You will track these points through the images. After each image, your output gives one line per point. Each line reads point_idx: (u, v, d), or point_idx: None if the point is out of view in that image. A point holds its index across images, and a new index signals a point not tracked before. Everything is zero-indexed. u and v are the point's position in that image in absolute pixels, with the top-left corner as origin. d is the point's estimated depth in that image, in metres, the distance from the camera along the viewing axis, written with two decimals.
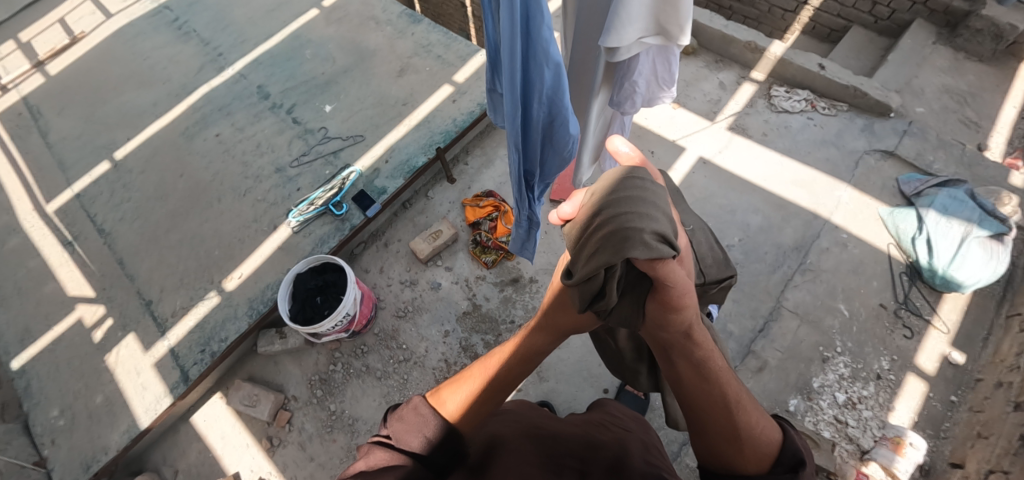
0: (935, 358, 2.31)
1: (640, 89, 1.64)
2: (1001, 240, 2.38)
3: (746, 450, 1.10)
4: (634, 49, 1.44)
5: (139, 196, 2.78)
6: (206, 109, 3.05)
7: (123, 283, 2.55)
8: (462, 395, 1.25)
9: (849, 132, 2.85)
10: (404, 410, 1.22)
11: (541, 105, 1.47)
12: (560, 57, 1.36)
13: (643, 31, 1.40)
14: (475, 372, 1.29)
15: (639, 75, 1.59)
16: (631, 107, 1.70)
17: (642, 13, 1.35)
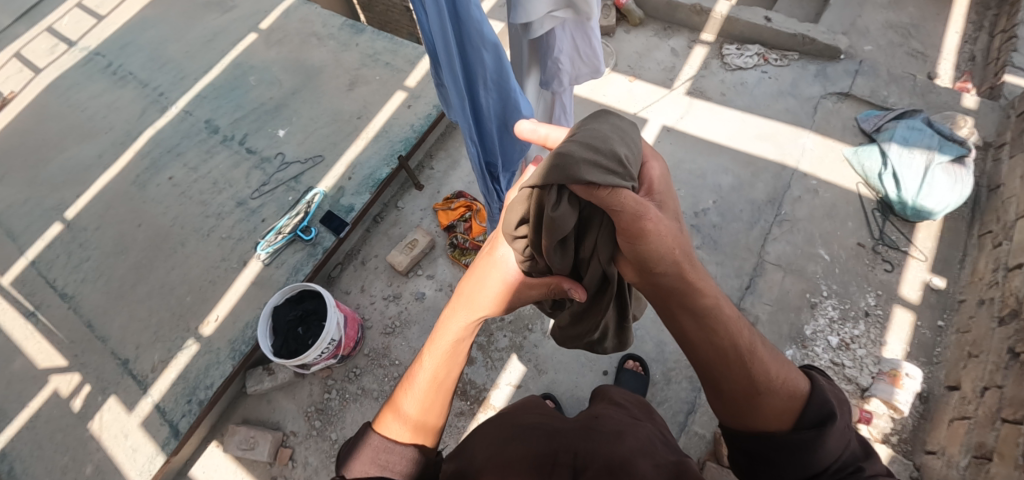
0: (917, 286, 2.35)
1: (564, 66, 1.62)
2: (962, 162, 2.43)
3: (767, 409, 1.10)
4: (546, 24, 1.40)
5: (98, 253, 2.66)
6: (155, 153, 2.94)
7: (96, 346, 2.44)
8: (410, 414, 1.26)
9: (803, 79, 2.88)
10: (356, 445, 1.24)
11: (489, 92, 1.44)
12: (497, 36, 1.33)
13: (552, 4, 1.35)
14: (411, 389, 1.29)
15: (560, 51, 1.56)
16: (559, 86, 1.69)
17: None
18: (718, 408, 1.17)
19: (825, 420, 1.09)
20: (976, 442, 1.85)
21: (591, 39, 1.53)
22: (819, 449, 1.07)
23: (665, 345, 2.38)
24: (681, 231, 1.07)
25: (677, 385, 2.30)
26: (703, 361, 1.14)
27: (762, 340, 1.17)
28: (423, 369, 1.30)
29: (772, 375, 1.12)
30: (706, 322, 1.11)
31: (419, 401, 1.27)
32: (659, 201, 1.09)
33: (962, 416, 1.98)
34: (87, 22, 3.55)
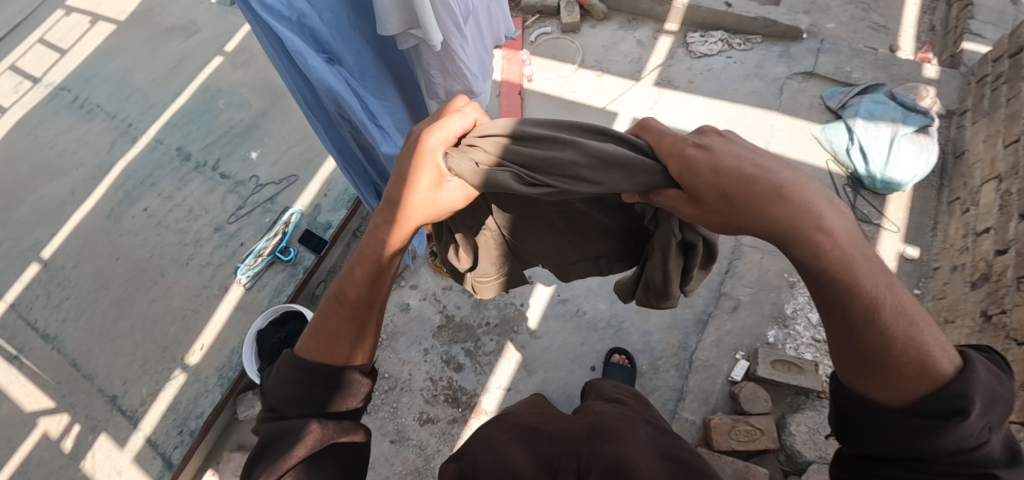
0: (892, 257, 2.39)
1: (439, 84, 1.38)
2: (926, 132, 2.47)
3: (882, 377, 0.88)
4: (409, 40, 1.21)
5: (78, 290, 2.61)
6: (128, 185, 2.87)
7: (82, 384, 2.41)
8: (349, 341, 1.14)
9: (768, 60, 2.88)
10: (293, 377, 1.13)
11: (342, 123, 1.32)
12: (332, 80, 1.15)
13: (404, 22, 1.15)
14: (348, 311, 1.13)
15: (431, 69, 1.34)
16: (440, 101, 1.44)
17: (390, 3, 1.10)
18: (838, 365, 0.93)
19: (955, 413, 0.84)
20: None
21: (458, 57, 1.29)
22: (938, 439, 0.83)
23: (651, 335, 2.40)
24: (728, 206, 0.90)
25: (665, 373, 2.32)
26: (820, 308, 0.92)
27: (913, 298, 0.89)
28: (355, 286, 1.12)
29: (893, 344, 0.86)
30: (809, 273, 0.88)
31: (354, 326, 1.13)
32: (694, 187, 0.93)
33: None
34: (50, 57, 3.50)
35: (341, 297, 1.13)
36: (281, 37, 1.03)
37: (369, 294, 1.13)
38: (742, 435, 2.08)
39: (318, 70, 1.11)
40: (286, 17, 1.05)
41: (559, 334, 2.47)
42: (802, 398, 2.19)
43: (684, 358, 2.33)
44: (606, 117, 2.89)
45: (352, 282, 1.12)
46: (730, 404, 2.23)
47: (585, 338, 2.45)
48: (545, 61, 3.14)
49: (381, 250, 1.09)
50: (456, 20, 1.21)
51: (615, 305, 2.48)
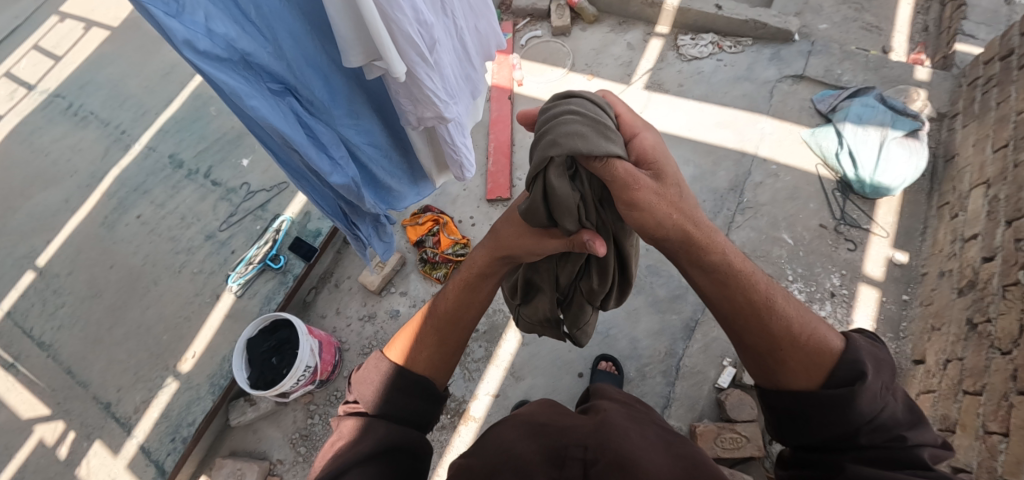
0: (880, 263, 2.38)
1: (407, 108, 1.39)
2: (916, 136, 2.45)
3: (790, 362, 1.11)
4: (373, 69, 1.24)
5: (73, 297, 2.60)
6: (121, 192, 2.85)
7: (77, 392, 2.44)
8: (427, 348, 1.33)
9: (758, 63, 2.86)
10: (364, 368, 1.31)
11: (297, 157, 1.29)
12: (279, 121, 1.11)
13: (366, 53, 1.16)
14: (435, 322, 1.36)
15: (398, 94, 1.35)
16: (412, 124, 1.45)
17: (348, 36, 1.12)
18: (750, 365, 1.19)
19: (854, 380, 1.05)
20: (940, 415, 1.92)
21: (424, 85, 1.31)
22: (851, 407, 1.02)
23: (639, 341, 2.40)
24: (680, 198, 1.12)
25: (652, 380, 2.33)
26: (725, 313, 1.18)
27: (787, 292, 1.18)
28: (443, 299, 1.39)
29: (791, 334, 1.12)
30: (717, 275, 1.16)
31: (433, 336, 1.34)
32: (655, 171, 1.12)
33: (927, 389, 2.02)
34: (44, 63, 3.49)
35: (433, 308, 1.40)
36: (218, 81, 1.00)
37: (458, 309, 1.37)
38: (727, 442, 2.10)
39: (261, 110, 1.08)
40: (226, 59, 1.02)
41: (547, 340, 2.49)
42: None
43: (671, 365, 2.34)
44: None
45: (444, 297, 1.39)
46: (717, 410, 2.24)
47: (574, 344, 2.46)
48: (535, 65, 3.13)
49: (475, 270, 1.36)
50: (419, 49, 1.22)
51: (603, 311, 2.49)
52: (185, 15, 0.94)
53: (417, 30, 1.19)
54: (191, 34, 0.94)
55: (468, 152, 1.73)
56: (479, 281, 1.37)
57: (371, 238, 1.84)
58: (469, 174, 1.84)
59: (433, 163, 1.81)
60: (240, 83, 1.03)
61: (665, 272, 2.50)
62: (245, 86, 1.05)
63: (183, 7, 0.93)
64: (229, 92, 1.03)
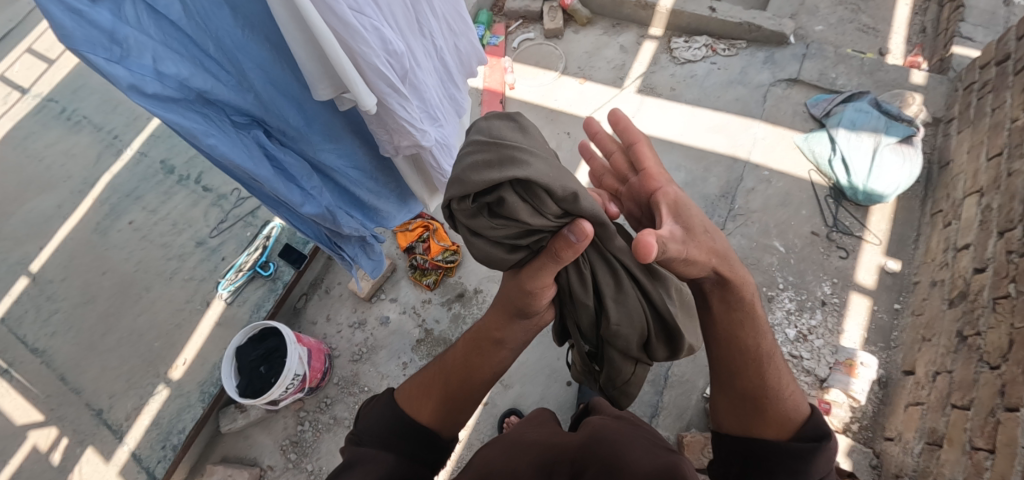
0: (872, 271, 2.36)
1: (382, 136, 1.41)
2: (910, 142, 2.42)
3: (769, 414, 1.17)
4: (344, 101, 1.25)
5: (66, 304, 2.55)
6: (113, 198, 2.78)
7: (70, 398, 2.42)
8: (435, 401, 1.28)
9: (752, 66, 2.82)
10: (373, 404, 1.31)
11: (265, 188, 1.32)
12: (238, 158, 1.14)
13: (335, 87, 1.17)
14: (447, 377, 1.31)
15: (371, 124, 1.37)
16: (388, 151, 1.47)
17: (315, 71, 1.12)
18: (723, 412, 1.24)
19: (820, 438, 1.13)
20: (928, 428, 1.90)
21: (397, 115, 1.32)
22: (811, 461, 1.09)
23: None
24: (713, 243, 1.20)
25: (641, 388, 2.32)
26: (725, 356, 1.25)
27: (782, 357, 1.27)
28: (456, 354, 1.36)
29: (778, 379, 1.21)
30: (736, 318, 1.23)
31: (441, 392, 1.29)
32: (685, 221, 1.20)
33: (916, 401, 2.01)
34: (38, 67, 3.40)
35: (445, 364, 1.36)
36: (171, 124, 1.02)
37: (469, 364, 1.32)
38: None
39: (220, 148, 1.10)
40: (179, 98, 1.04)
41: (536, 348, 2.48)
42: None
43: (660, 374, 2.34)
44: None
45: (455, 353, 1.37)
46: (705, 420, 2.22)
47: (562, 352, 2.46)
48: (527, 68, 3.10)
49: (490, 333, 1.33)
50: (389, 81, 1.23)
51: None
52: (132, 59, 0.95)
53: (386, 62, 1.20)
54: (136, 79, 0.95)
55: (454, 174, 1.76)
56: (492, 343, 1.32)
57: (356, 258, 1.87)
58: None
59: (421, 186, 1.82)
60: (196, 124, 1.06)
61: None
62: (201, 125, 1.07)
63: (128, 51, 0.94)
64: (183, 132, 1.05)
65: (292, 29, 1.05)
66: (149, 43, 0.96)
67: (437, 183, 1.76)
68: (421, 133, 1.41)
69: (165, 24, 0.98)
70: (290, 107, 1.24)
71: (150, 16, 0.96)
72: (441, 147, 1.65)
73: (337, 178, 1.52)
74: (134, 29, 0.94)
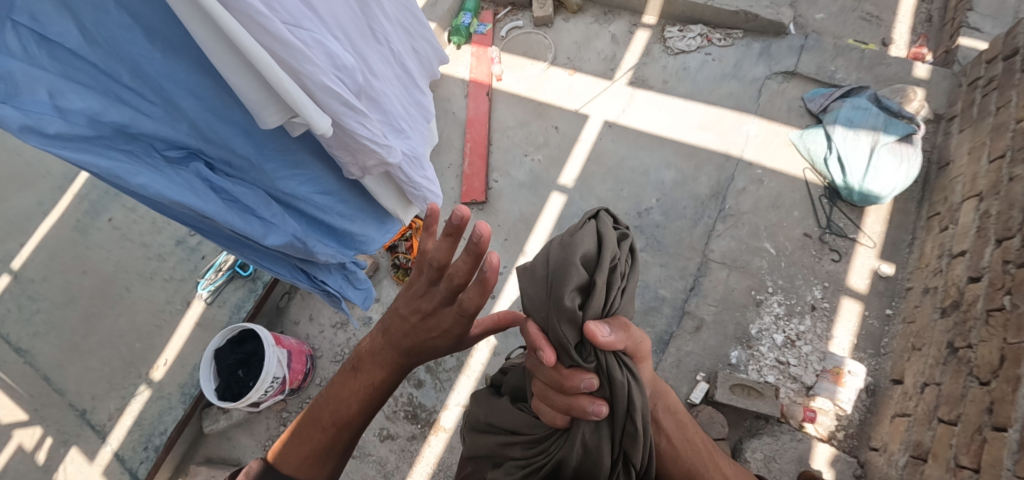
0: (865, 275, 2.29)
1: (345, 157, 1.39)
2: (910, 141, 2.32)
3: None
4: (297, 127, 1.21)
5: (48, 303, 2.44)
6: (94, 195, 2.63)
7: (54, 399, 2.38)
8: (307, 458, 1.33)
9: (747, 59, 2.71)
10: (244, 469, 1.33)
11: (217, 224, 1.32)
12: (174, 193, 1.13)
13: (285, 112, 1.14)
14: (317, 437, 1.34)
15: (331, 146, 1.35)
16: (355, 173, 1.46)
17: (259, 99, 1.08)
18: None
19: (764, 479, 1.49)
20: (913, 441, 1.85)
21: (356, 133, 1.29)
22: None
23: None
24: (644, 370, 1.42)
25: None
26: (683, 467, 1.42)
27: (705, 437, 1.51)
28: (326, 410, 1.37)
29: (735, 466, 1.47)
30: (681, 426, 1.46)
31: (312, 451, 1.33)
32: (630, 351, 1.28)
33: (903, 412, 1.96)
34: None
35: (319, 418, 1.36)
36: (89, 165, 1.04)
37: (348, 423, 1.35)
38: None
39: (150, 186, 1.10)
40: (93, 134, 1.06)
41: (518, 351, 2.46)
42: (760, 422, 2.16)
43: None
44: (576, 121, 2.78)
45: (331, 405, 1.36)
46: None
47: None
48: (514, 59, 3.00)
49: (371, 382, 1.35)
50: (344, 99, 1.20)
51: None
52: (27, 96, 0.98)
53: (336, 79, 1.17)
54: (32, 118, 0.97)
55: (427, 185, 1.73)
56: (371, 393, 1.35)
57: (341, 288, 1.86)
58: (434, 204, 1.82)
59: (397, 201, 1.78)
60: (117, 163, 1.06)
61: (641, 283, 2.43)
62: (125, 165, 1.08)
63: (20, 89, 0.97)
64: (107, 173, 1.07)
65: (222, 54, 1.02)
66: (40, 77, 0.98)
67: (412, 195, 1.73)
68: (386, 150, 1.39)
69: (59, 53, 1.01)
70: (234, 135, 1.23)
71: (41, 47, 0.98)
72: (412, 159, 1.61)
73: (304, 208, 1.49)
74: (21, 63, 0.97)
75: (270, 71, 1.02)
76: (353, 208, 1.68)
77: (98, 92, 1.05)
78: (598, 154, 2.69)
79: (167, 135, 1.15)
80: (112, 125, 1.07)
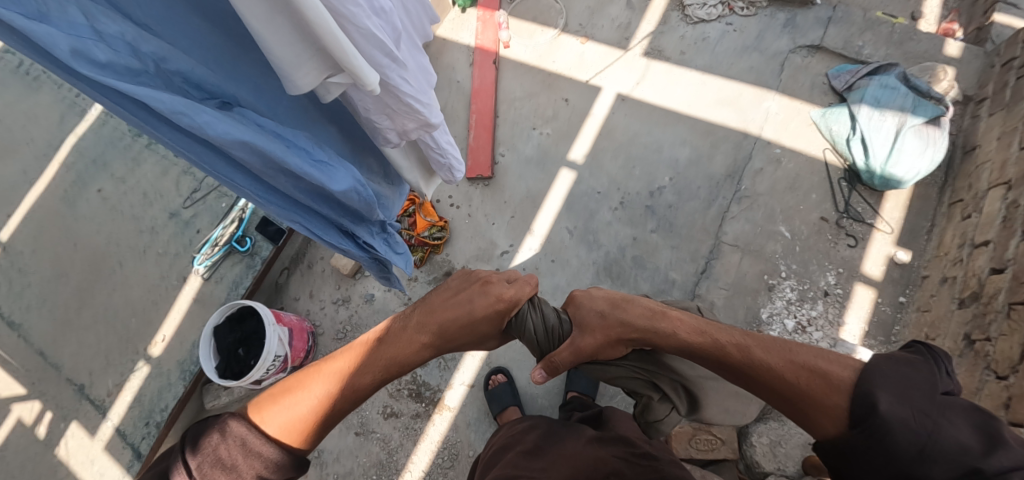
0: (880, 261, 2.23)
1: (383, 123, 1.29)
2: (938, 123, 2.22)
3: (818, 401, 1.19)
4: (332, 88, 1.11)
5: (36, 277, 2.38)
6: (79, 165, 2.50)
7: (50, 374, 2.34)
8: (296, 414, 1.25)
9: (770, 30, 2.56)
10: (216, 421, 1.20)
11: (277, 177, 1.21)
12: (240, 132, 1.05)
13: (322, 68, 1.04)
14: (317, 389, 1.29)
15: (366, 110, 1.25)
16: (392, 141, 1.37)
17: (292, 55, 0.99)
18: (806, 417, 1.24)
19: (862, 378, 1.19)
20: None
21: (399, 90, 1.17)
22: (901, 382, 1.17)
23: None
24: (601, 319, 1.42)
25: None
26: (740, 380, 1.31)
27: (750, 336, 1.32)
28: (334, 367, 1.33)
29: (774, 343, 1.29)
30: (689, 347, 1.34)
31: (307, 408, 1.26)
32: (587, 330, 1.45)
33: None
34: None
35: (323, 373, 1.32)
36: (149, 98, 0.94)
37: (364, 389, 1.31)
38: (702, 444, 2.08)
39: (215, 124, 1.01)
40: (138, 68, 0.96)
41: None
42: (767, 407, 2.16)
43: None
44: (588, 93, 2.65)
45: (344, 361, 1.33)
46: None
47: None
48: (523, 24, 2.83)
49: (399, 353, 1.35)
50: (385, 48, 1.08)
51: None
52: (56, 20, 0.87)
53: (377, 24, 1.05)
54: (78, 41, 0.87)
55: (452, 150, 1.64)
56: (392, 368, 1.34)
57: (387, 254, 1.77)
58: (457, 175, 1.74)
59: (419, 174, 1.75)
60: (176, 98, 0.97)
61: (651, 265, 2.37)
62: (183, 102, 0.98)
63: (48, 11, 0.86)
64: (168, 109, 0.96)
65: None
66: None
67: (437, 164, 1.65)
68: (428, 109, 1.28)
69: None
70: (265, 84, 1.16)
71: None
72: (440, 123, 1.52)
73: None
74: None
75: (313, 12, 0.92)
76: (371, 173, 1.62)
77: (134, 19, 0.95)
78: (610, 129, 2.58)
79: (206, 74, 1.05)
80: (153, 57, 0.98)
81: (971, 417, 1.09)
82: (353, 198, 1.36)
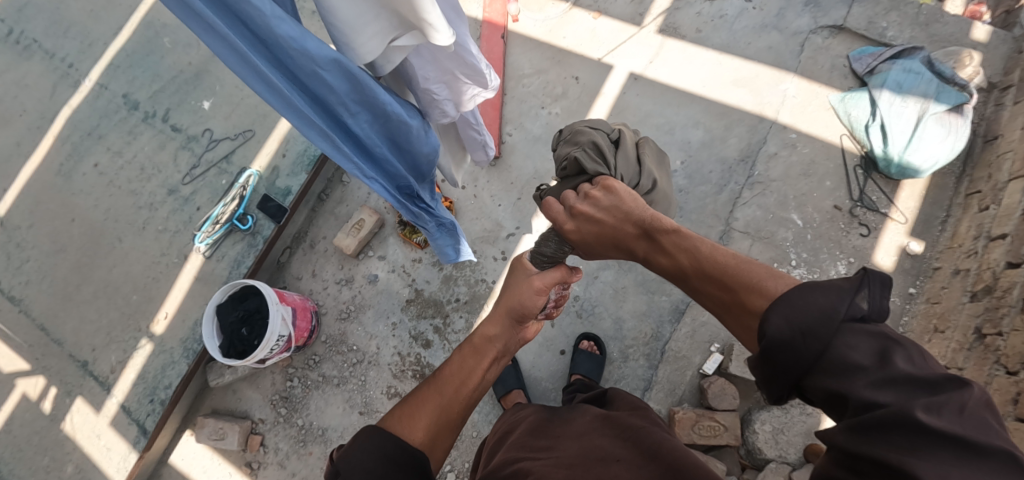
0: (892, 252, 2.20)
1: (441, 94, 1.33)
2: (960, 111, 2.15)
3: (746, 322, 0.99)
4: (393, 55, 1.13)
5: (35, 251, 2.34)
6: (74, 137, 2.42)
7: (53, 350, 2.33)
8: (425, 411, 1.11)
9: (791, 8, 2.47)
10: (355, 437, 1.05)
11: (357, 114, 1.22)
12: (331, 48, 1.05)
13: (386, 30, 1.06)
14: (434, 390, 1.15)
15: (426, 80, 1.29)
16: (443, 115, 1.40)
17: (356, 13, 1.02)
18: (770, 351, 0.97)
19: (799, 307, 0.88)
20: None
21: (465, 50, 1.22)
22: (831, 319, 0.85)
23: (623, 322, 2.33)
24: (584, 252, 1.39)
25: (634, 362, 2.29)
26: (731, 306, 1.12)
27: (691, 255, 1.12)
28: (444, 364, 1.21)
29: (711, 268, 1.06)
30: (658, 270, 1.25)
31: (434, 403, 1.12)
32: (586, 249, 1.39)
33: None
34: None
35: (435, 373, 1.20)
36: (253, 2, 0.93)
37: (474, 382, 1.19)
38: (705, 430, 2.08)
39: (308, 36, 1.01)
40: None
41: None
42: None
43: (655, 348, 2.29)
44: (599, 71, 2.56)
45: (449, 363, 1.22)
46: (697, 396, 2.21)
47: (556, 321, 2.39)
48: None
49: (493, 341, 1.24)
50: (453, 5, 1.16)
51: (590, 288, 2.39)
52: None
53: None
54: None
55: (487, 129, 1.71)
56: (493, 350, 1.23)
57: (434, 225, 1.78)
58: (484, 156, 1.79)
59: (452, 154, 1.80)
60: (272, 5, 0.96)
61: None
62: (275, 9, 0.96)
63: None
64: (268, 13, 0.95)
65: None
66: None
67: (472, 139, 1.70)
68: (488, 74, 1.31)
69: None
70: None
71: None
72: None
73: None
74: None
75: None
76: None
77: None
78: (621, 109, 2.51)
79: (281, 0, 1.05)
80: None
81: (873, 341, 0.82)
82: (421, 139, 1.41)
